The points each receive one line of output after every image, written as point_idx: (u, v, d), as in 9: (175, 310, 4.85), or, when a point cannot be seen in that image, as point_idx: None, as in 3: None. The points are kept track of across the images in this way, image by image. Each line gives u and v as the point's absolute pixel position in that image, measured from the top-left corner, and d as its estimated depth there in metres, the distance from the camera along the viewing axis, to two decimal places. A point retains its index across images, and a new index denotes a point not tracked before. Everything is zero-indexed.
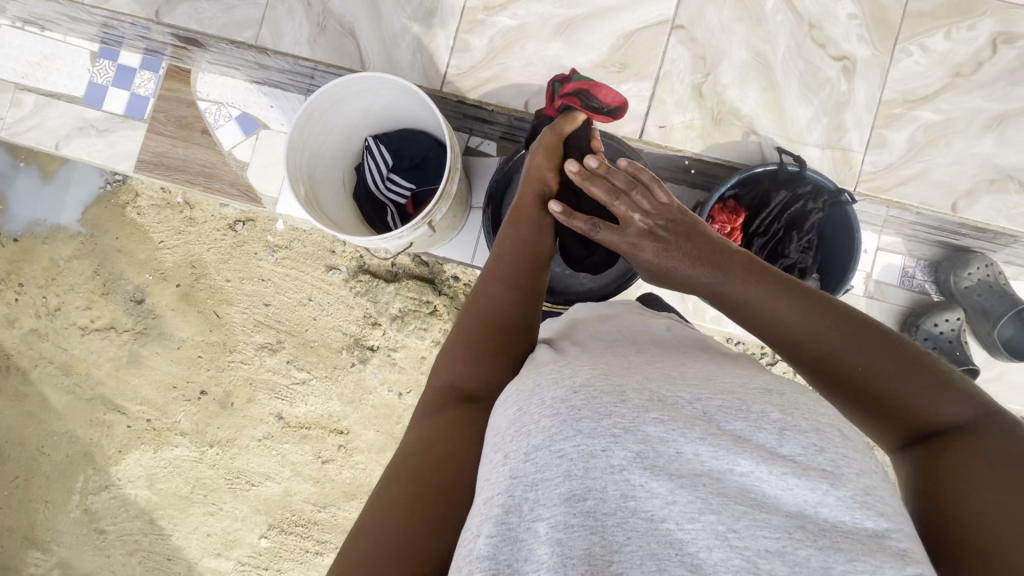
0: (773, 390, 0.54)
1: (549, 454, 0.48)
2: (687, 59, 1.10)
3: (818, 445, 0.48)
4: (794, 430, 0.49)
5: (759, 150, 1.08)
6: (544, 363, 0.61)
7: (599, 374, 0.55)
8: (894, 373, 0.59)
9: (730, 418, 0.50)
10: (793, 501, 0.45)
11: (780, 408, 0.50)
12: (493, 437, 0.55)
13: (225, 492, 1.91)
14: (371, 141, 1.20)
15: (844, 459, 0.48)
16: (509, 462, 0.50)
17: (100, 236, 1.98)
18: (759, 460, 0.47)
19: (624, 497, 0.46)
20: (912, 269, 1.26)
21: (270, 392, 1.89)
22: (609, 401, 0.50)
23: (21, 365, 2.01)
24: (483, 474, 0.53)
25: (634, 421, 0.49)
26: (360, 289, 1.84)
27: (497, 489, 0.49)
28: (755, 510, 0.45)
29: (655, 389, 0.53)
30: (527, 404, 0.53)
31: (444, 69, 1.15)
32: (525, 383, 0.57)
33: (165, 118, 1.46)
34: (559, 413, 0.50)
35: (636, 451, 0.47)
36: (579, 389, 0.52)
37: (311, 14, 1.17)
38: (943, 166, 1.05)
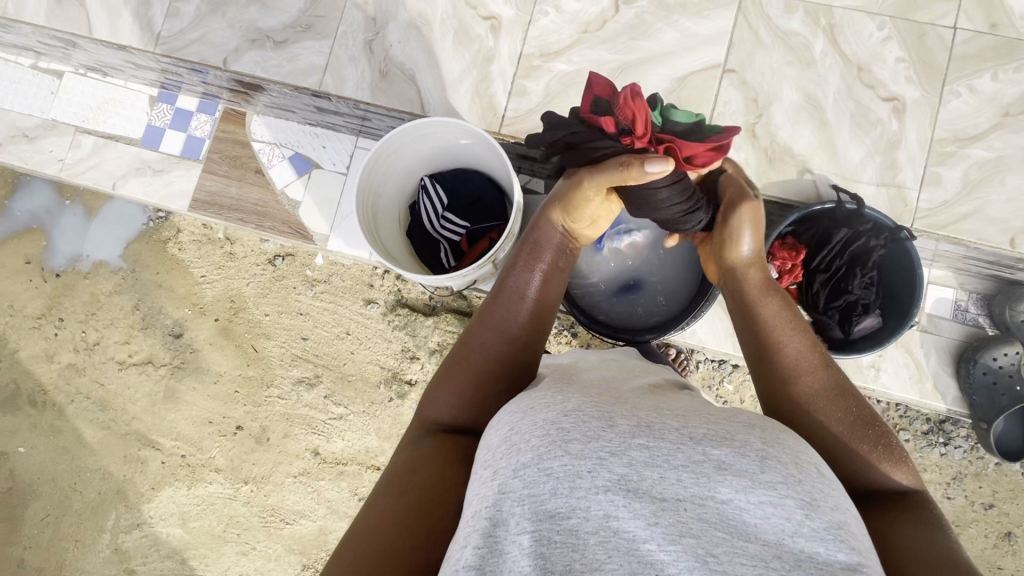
0: (756, 424, 0.59)
1: (537, 472, 0.53)
2: (740, 101, 1.14)
3: (797, 476, 0.53)
4: (775, 460, 0.54)
5: (814, 187, 1.10)
6: (538, 389, 0.67)
7: (589, 402, 0.61)
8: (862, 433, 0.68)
9: (715, 445, 0.54)
10: (772, 529, 0.49)
11: (762, 439, 0.55)
12: (484, 453, 0.61)
13: (259, 531, 1.88)
14: (428, 181, 1.24)
15: (820, 492, 0.53)
16: (498, 477, 0.56)
17: (141, 272, 2.01)
18: (738, 487, 0.51)
19: (607, 517, 0.50)
20: (965, 303, 1.27)
21: (306, 427, 1.88)
22: (594, 425, 0.56)
23: (57, 400, 2.01)
24: (472, 489, 0.59)
25: (620, 445, 0.54)
26: (398, 323, 1.85)
27: (486, 503, 0.55)
28: (733, 537, 0.49)
29: (643, 416, 0.58)
30: (518, 424, 0.59)
31: (502, 112, 1.19)
32: (517, 406, 0.63)
33: (220, 158, 1.51)
34: (549, 433, 0.56)
35: (621, 474, 0.52)
36: (568, 412, 0.58)
37: (373, 61, 1.22)
38: (998, 202, 1.07)
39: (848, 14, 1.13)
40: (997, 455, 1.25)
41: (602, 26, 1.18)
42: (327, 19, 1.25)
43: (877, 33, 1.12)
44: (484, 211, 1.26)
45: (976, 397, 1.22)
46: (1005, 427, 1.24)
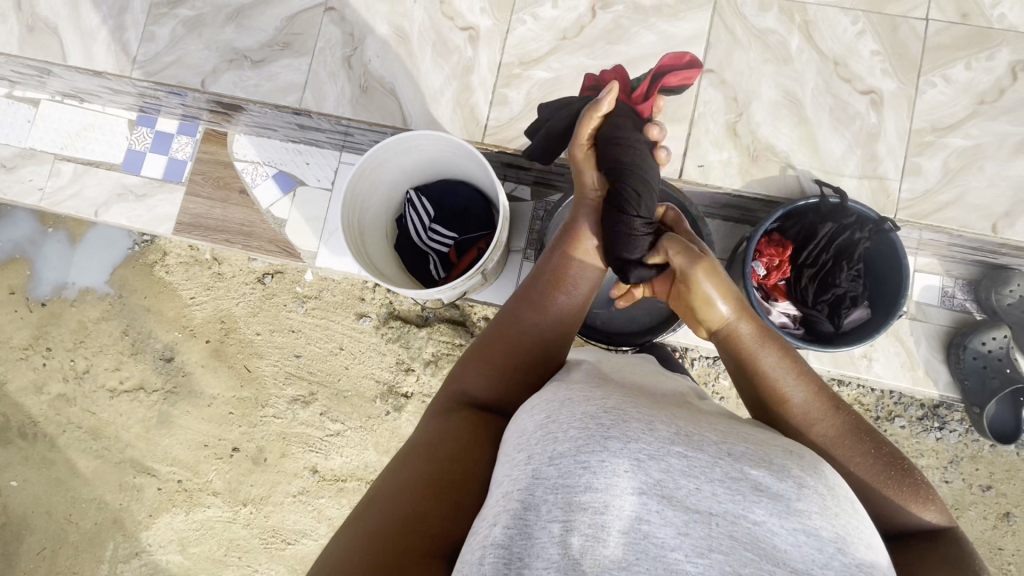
0: (792, 451, 0.60)
1: (573, 462, 0.53)
2: (720, 101, 1.14)
3: (833, 508, 0.53)
4: (810, 488, 0.54)
5: (797, 183, 1.11)
6: (568, 386, 0.66)
7: (629, 402, 0.61)
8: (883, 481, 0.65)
9: (753, 466, 0.55)
10: (801, 558, 0.49)
11: (800, 466, 0.56)
12: (517, 439, 0.60)
13: (261, 552, 1.86)
14: (413, 195, 1.24)
15: (854, 528, 0.53)
16: (532, 462, 0.55)
17: (129, 297, 1.99)
18: (771, 510, 0.51)
19: (639, 520, 0.50)
20: (951, 289, 1.28)
21: (303, 445, 1.87)
22: (636, 427, 0.56)
23: (48, 432, 1.98)
24: (501, 471, 0.59)
25: (659, 450, 0.54)
26: (392, 335, 1.84)
27: (518, 485, 0.54)
28: (762, 560, 0.48)
29: (682, 426, 0.59)
30: (558, 413, 0.59)
31: (485, 122, 1.19)
32: (556, 396, 0.63)
33: (203, 180, 1.49)
34: (589, 427, 0.55)
35: (657, 479, 0.52)
36: (609, 409, 0.58)
37: (353, 77, 1.22)
38: (978, 190, 1.08)
39: (823, 10, 1.14)
40: (989, 437, 1.25)
41: (581, 32, 1.18)
42: (304, 36, 1.24)
43: (851, 27, 1.13)
44: (472, 222, 1.25)
45: (968, 380, 1.23)
46: (995, 410, 1.24)
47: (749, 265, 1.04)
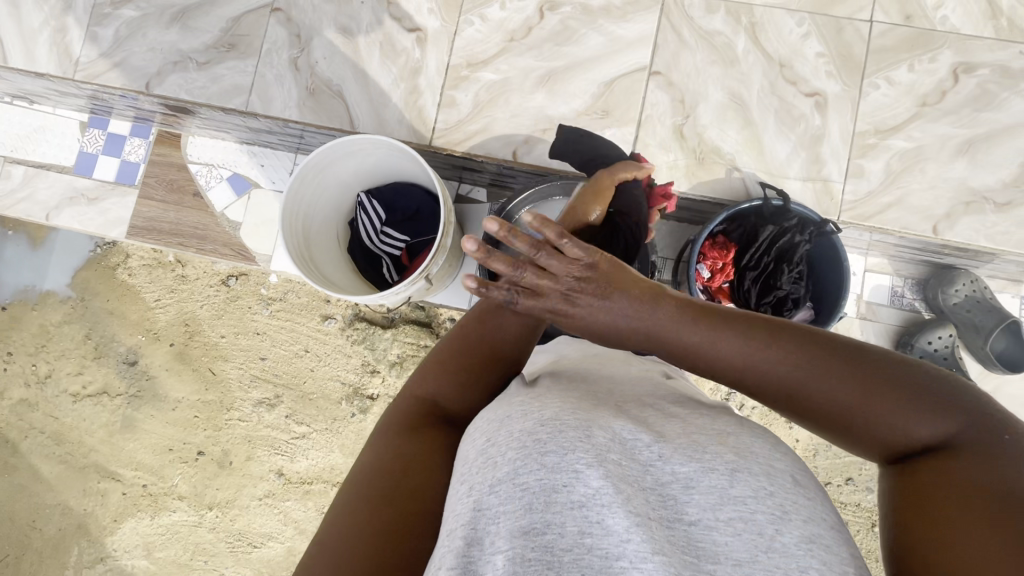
0: (727, 432, 0.57)
1: (512, 487, 0.50)
2: (666, 103, 1.14)
3: (768, 488, 0.51)
4: (746, 471, 0.52)
5: (742, 185, 1.11)
6: (514, 395, 0.63)
7: (567, 408, 0.57)
8: (888, 408, 0.55)
9: (683, 460, 0.53)
10: (743, 550, 0.47)
11: (733, 451, 0.54)
12: (460, 465, 0.57)
13: (227, 556, 1.85)
14: (364, 197, 1.23)
15: (792, 503, 0.51)
16: (473, 492, 0.52)
17: (91, 300, 1.96)
18: (706, 505, 0.50)
19: (582, 534, 0.48)
20: (901, 288, 1.29)
21: (269, 448, 1.85)
22: (572, 434, 0.53)
23: (10, 437, 1.96)
24: (446, 502, 0.55)
25: (596, 457, 0.51)
26: (357, 337, 1.83)
27: (460, 520, 0.51)
28: (698, 561, 0.47)
29: (615, 427, 0.56)
30: (496, 434, 0.56)
31: (433, 125, 1.18)
32: (496, 412, 0.59)
33: (156, 183, 1.47)
34: (525, 445, 0.52)
35: (596, 488, 0.49)
36: (546, 421, 0.54)
37: (299, 78, 1.21)
38: (920, 191, 1.09)
39: (768, 12, 1.14)
40: None
41: (528, 34, 1.17)
42: (250, 37, 1.22)
43: (796, 29, 1.13)
44: (424, 226, 1.25)
45: None
46: None
47: (691, 268, 1.03)
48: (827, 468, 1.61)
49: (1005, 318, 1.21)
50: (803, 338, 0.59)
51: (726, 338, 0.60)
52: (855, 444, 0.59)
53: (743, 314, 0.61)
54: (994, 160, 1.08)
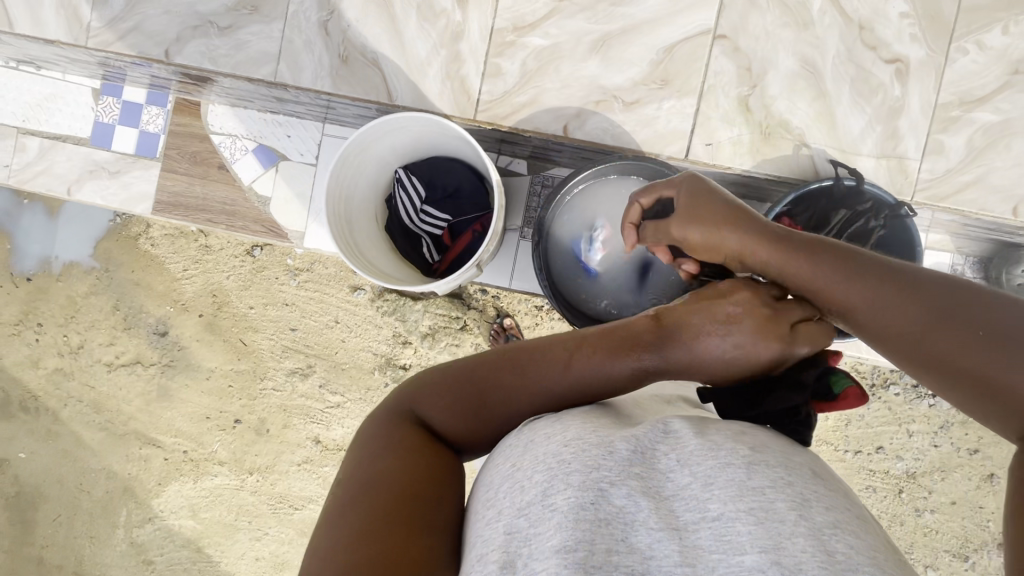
0: (744, 430, 0.59)
1: (542, 510, 0.52)
2: (732, 72, 1.05)
3: (788, 478, 0.51)
4: (762, 464, 0.53)
5: (811, 163, 1.04)
6: (544, 414, 0.65)
7: (588, 427, 0.59)
8: (998, 363, 0.53)
9: (700, 461, 0.53)
10: (767, 534, 0.47)
11: (749, 446, 0.54)
12: (486, 492, 0.59)
13: (270, 517, 1.91)
14: (402, 173, 1.17)
15: (812, 493, 0.51)
16: (503, 517, 0.54)
17: (115, 271, 1.94)
18: (726, 498, 0.50)
19: (611, 552, 0.48)
20: (961, 266, 1.25)
21: (304, 416, 1.89)
22: (594, 453, 0.54)
23: (50, 406, 1.99)
24: (475, 531, 0.57)
25: (620, 473, 0.53)
26: (387, 308, 1.83)
27: (493, 547, 0.52)
28: (728, 555, 0.46)
29: (641, 437, 0.57)
30: (521, 459, 0.58)
31: (476, 96, 1.10)
32: (518, 439, 0.62)
33: (179, 155, 1.41)
34: (550, 467, 0.54)
35: (621, 505, 0.51)
36: (569, 442, 0.56)
37: (330, 45, 1.11)
38: (1002, 169, 1.02)
39: None
40: None
41: None
42: None
43: None
44: (466, 204, 1.19)
45: None
46: None
47: None
48: (858, 436, 1.63)
49: None
50: (942, 291, 0.58)
51: (851, 284, 0.63)
52: (995, 420, 0.56)
53: (878, 261, 0.63)
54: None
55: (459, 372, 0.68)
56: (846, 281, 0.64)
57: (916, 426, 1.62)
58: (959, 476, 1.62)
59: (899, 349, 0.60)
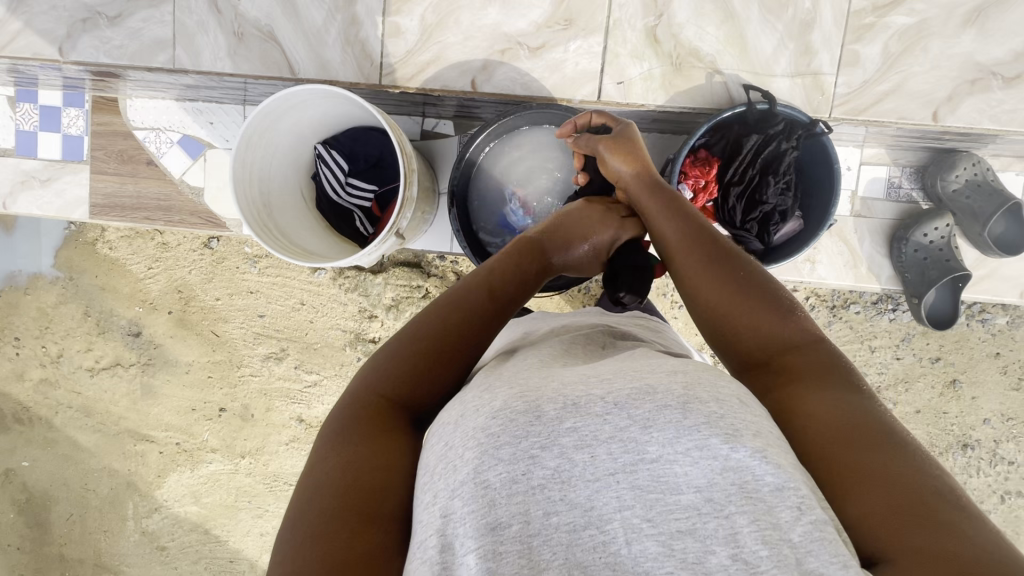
0: (682, 369, 0.60)
1: (474, 488, 0.53)
2: (636, 3, 1.01)
3: (719, 412, 0.55)
4: (697, 402, 0.55)
5: (725, 90, 1.02)
6: (472, 388, 0.65)
7: (516, 392, 0.59)
8: (752, 303, 0.74)
9: (636, 404, 0.55)
10: (701, 474, 0.52)
11: (683, 384, 0.56)
12: (423, 476, 0.59)
13: (268, 495, 1.99)
14: (322, 147, 1.15)
15: (742, 421, 0.55)
16: (439, 500, 0.55)
17: (79, 277, 1.96)
18: (665, 441, 0.53)
19: (547, 515, 0.52)
20: (898, 179, 1.23)
21: (286, 398, 1.94)
22: (522, 421, 0.55)
23: (42, 415, 2.05)
24: (415, 513, 0.58)
25: (550, 437, 0.54)
26: (349, 285, 1.85)
27: (430, 531, 0.54)
28: (666, 495, 0.51)
29: (569, 393, 0.58)
30: (451, 438, 0.58)
31: (380, 59, 1.06)
32: (450, 416, 0.62)
33: (105, 155, 1.39)
34: (480, 442, 0.55)
35: (554, 468, 0.53)
36: (498, 414, 0.57)
37: (224, 22, 1.07)
38: (921, 73, 0.98)
39: None
40: (927, 326, 1.22)
41: None
42: None
43: None
44: (390, 172, 1.19)
45: (908, 274, 1.21)
46: (933, 298, 1.21)
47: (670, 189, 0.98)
48: None
49: (1008, 202, 1.14)
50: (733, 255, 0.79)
51: (681, 230, 0.83)
52: (739, 347, 0.74)
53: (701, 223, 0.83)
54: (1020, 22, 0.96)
55: (420, 329, 0.75)
56: (678, 233, 0.83)
57: (878, 342, 1.68)
58: (922, 385, 1.68)
59: (695, 284, 0.79)
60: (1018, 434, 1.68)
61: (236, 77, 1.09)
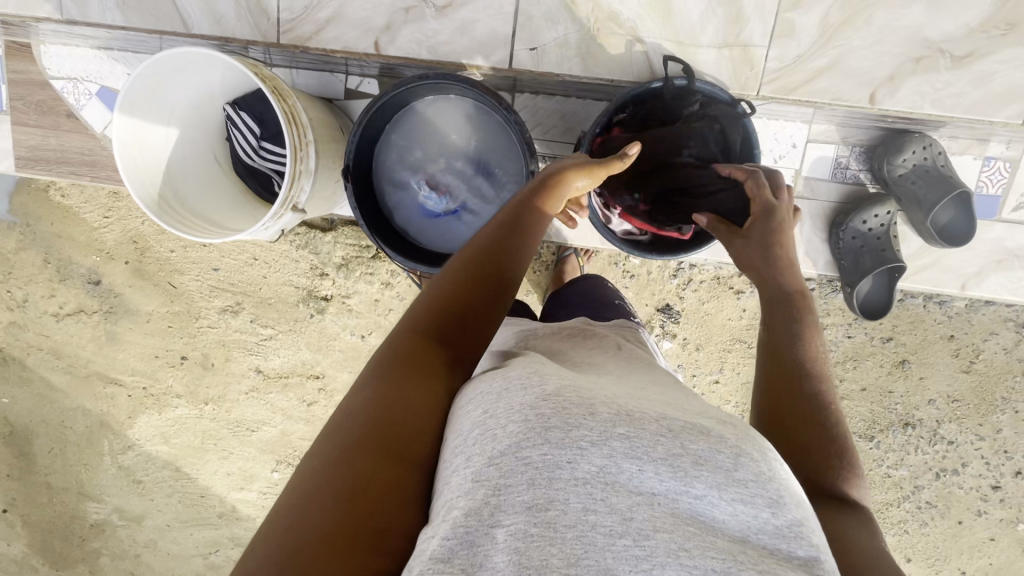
0: (737, 424, 0.55)
1: (514, 461, 0.48)
2: None
3: (768, 473, 0.50)
4: (747, 455, 0.50)
5: (645, 59, 1.03)
6: (518, 368, 0.60)
7: (567, 385, 0.55)
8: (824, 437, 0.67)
9: (693, 439, 0.50)
10: (738, 526, 0.47)
11: (736, 436, 0.52)
12: (455, 439, 0.54)
13: (231, 438, 2.07)
14: (229, 108, 1.07)
15: (785, 489, 0.49)
16: (472, 464, 0.49)
17: (35, 224, 1.96)
18: (714, 483, 0.48)
19: (585, 511, 0.46)
20: (846, 159, 1.14)
21: (244, 349, 1.98)
22: (575, 410, 0.51)
23: (16, 356, 2.11)
24: (442, 477, 0.52)
25: (601, 434, 0.49)
26: (300, 242, 1.83)
27: (459, 494, 0.48)
28: (702, 532, 0.46)
29: (621, 404, 0.53)
30: (494, 407, 0.53)
31: (275, 15, 1.08)
32: (493, 385, 0.57)
33: (25, 106, 1.33)
34: (528, 419, 0.50)
35: (599, 466, 0.48)
36: (548, 396, 0.52)
37: None
38: (860, 49, 1.02)
39: None
40: (858, 316, 1.18)
41: None
42: None
43: None
44: None
45: (843, 261, 1.15)
46: (867, 287, 1.17)
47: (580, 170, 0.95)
48: None
49: (954, 189, 1.06)
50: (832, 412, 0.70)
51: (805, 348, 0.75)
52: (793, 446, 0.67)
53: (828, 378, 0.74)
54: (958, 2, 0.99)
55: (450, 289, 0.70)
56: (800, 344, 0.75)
57: (830, 318, 1.60)
58: (870, 363, 1.61)
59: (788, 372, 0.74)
60: (962, 415, 1.60)
61: (151, 34, 1.12)
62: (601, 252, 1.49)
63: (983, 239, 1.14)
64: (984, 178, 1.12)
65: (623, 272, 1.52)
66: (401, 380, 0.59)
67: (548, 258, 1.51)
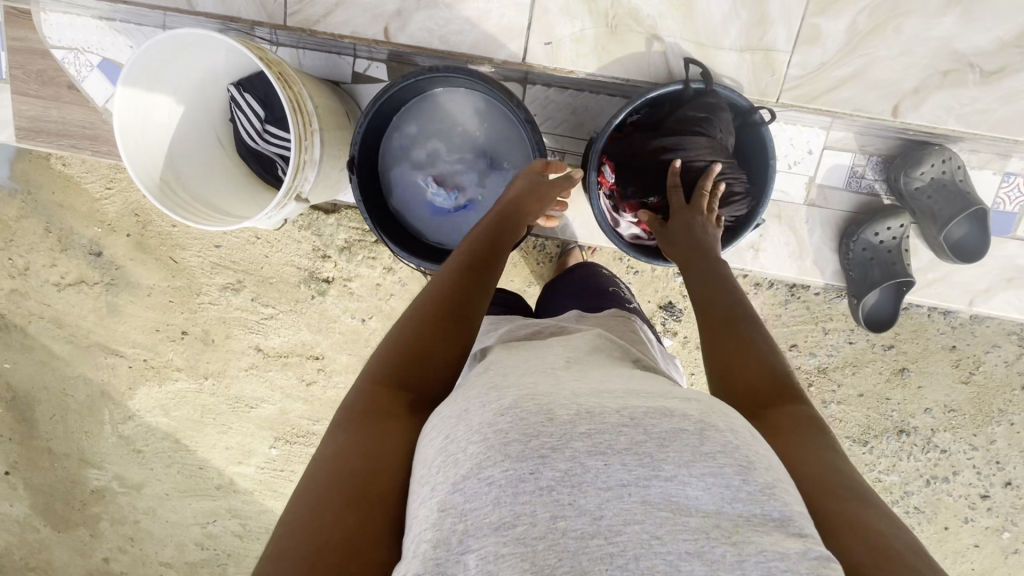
0: (698, 396, 0.56)
1: (476, 484, 0.48)
2: None
3: (734, 442, 0.49)
4: (713, 428, 0.50)
5: (663, 60, 1.00)
6: (478, 386, 0.60)
7: (526, 394, 0.55)
8: (769, 378, 0.65)
9: (659, 421, 0.50)
10: (710, 500, 0.47)
11: (699, 410, 0.52)
12: (420, 469, 0.53)
13: (230, 414, 2.09)
14: (234, 90, 1.05)
15: (756, 457, 0.49)
16: (436, 494, 0.49)
17: (37, 193, 1.95)
18: (681, 461, 0.48)
19: (556, 518, 0.46)
20: (862, 168, 1.11)
21: (244, 327, 1.98)
22: (532, 420, 0.50)
23: (17, 323, 2.11)
24: (411, 505, 0.52)
25: (561, 439, 0.49)
26: (303, 223, 1.83)
27: (426, 525, 0.48)
28: (677, 514, 0.46)
29: (583, 403, 0.53)
30: (454, 430, 0.53)
31: None
32: (454, 408, 0.56)
33: (25, 75, 1.30)
34: (486, 438, 0.50)
35: (565, 470, 0.48)
36: (503, 411, 0.52)
37: None
38: (888, 57, 1.00)
39: None
40: (864, 328, 1.17)
41: None
42: None
43: None
44: None
45: (852, 272, 1.13)
46: (874, 302, 1.16)
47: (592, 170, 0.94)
48: None
49: (969, 206, 1.04)
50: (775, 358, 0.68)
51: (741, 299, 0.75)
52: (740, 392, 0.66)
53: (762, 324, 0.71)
54: (989, 13, 0.97)
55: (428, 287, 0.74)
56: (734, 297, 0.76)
57: (832, 324, 1.59)
58: (870, 369, 1.61)
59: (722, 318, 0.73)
60: (958, 425, 1.61)
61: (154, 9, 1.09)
62: (605, 249, 1.48)
63: (997, 255, 1.12)
64: (1002, 195, 1.09)
65: (627, 269, 1.50)
66: (370, 424, 0.60)
67: (551, 252, 1.50)
